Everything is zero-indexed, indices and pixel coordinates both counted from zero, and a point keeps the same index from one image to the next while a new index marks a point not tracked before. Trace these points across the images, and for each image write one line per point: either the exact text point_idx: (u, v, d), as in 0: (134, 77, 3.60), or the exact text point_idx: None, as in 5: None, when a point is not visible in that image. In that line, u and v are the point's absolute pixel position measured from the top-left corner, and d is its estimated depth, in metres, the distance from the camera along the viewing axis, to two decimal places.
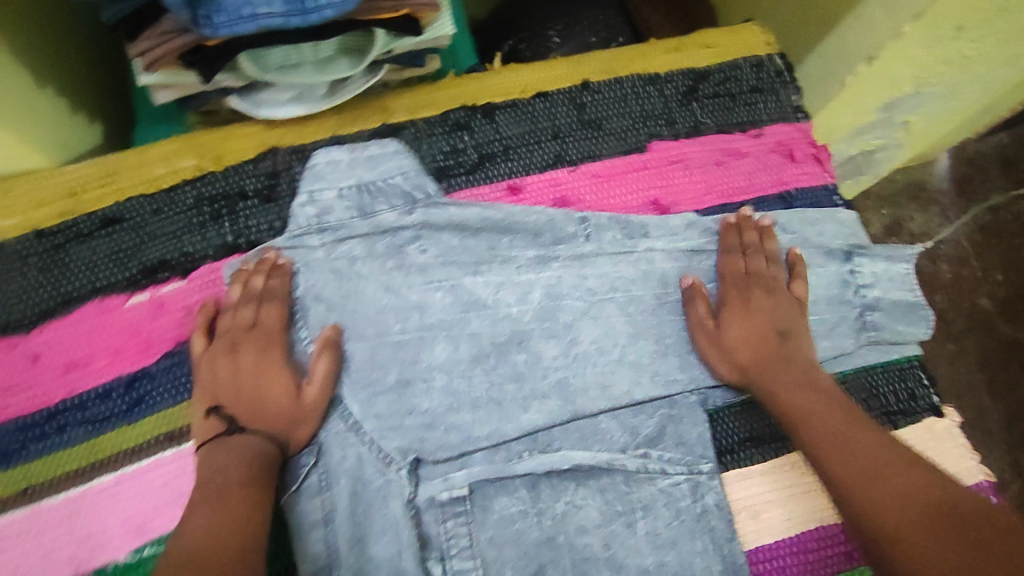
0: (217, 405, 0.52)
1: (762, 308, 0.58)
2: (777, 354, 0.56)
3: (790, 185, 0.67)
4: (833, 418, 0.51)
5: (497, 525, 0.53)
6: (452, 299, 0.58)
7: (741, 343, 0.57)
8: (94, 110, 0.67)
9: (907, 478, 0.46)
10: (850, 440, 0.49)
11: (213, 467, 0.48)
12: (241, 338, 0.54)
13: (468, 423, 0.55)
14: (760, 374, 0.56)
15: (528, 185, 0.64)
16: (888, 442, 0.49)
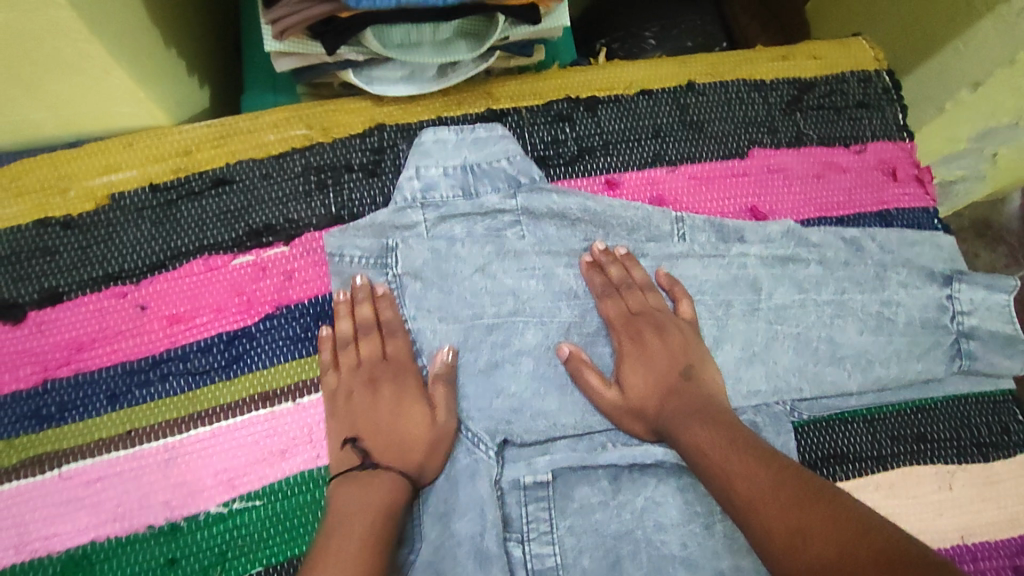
0: (352, 437, 0.53)
1: (658, 351, 0.56)
2: (682, 390, 0.54)
3: (890, 205, 0.65)
4: (722, 457, 0.47)
5: (577, 512, 0.53)
6: (545, 287, 0.58)
7: (631, 398, 0.55)
8: (207, 73, 0.69)
9: (828, 527, 0.39)
10: (744, 487, 0.45)
11: (345, 504, 0.48)
12: (376, 372, 0.55)
13: (554, 410, 0.56)
14: (670, 409, 0.53)
15: (625, 181, 0.63)
16: (770, 469, 0.45)
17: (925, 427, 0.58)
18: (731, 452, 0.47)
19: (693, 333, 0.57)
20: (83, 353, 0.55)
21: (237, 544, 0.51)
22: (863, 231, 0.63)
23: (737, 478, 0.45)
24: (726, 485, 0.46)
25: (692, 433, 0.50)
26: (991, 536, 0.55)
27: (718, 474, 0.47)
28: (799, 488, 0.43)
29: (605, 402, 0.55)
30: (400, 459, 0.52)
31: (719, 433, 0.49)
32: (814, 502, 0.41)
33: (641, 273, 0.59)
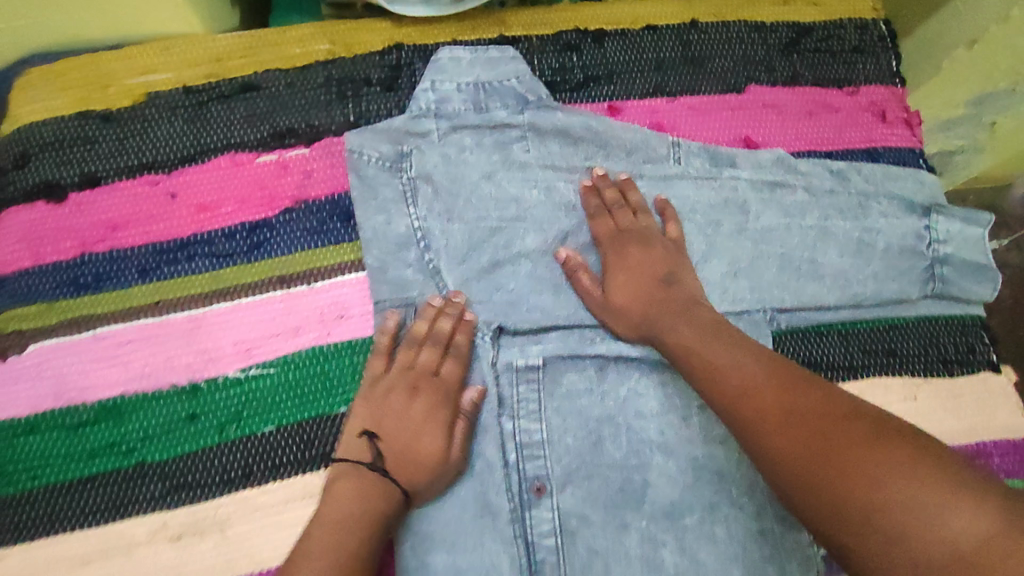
0: (373, 432, 0.55)
1: (642, 260, 0.59)
2: (664, 296, 0.57)
3: (877, 143, 0.69)
4: (716, 360, 0.50)
5: (564, 396, 0.59)
6: (546, 198, 0.63)
7: (617, 302, 0.59)
8: None
9: (824, 423, 0.42)
10: (735, 384, 0.48)
11: (343, 505, 0.51)
12: (421, 381, 0.57)
13: (549, 304, 0.61)
14: (652, 314, 0.57)
15: (627, 108, 0.67)
16: (755, 358, 0.49)
17: (895, 343, 0.63)
18: (724, 353, 0.50)
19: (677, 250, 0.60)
20: (118, 232, 0.59)
21: (251, 405, 0.56)
22: (850, 164, 0.66)
23: (730, 376, 0.48)
24: (717, 385, 0.49)
25: (676, 339, 0.54)
26: (950, 441, 0.60)
27: (710, 373, 0.50)
28: (793, 385, 0.45)
29: (594, 301, 0.60)
30: (407, 470, 0.53)
31: (704, 332, 0.53)
32: (807, 398, 0.44)
33: (636, 197, 0.62)
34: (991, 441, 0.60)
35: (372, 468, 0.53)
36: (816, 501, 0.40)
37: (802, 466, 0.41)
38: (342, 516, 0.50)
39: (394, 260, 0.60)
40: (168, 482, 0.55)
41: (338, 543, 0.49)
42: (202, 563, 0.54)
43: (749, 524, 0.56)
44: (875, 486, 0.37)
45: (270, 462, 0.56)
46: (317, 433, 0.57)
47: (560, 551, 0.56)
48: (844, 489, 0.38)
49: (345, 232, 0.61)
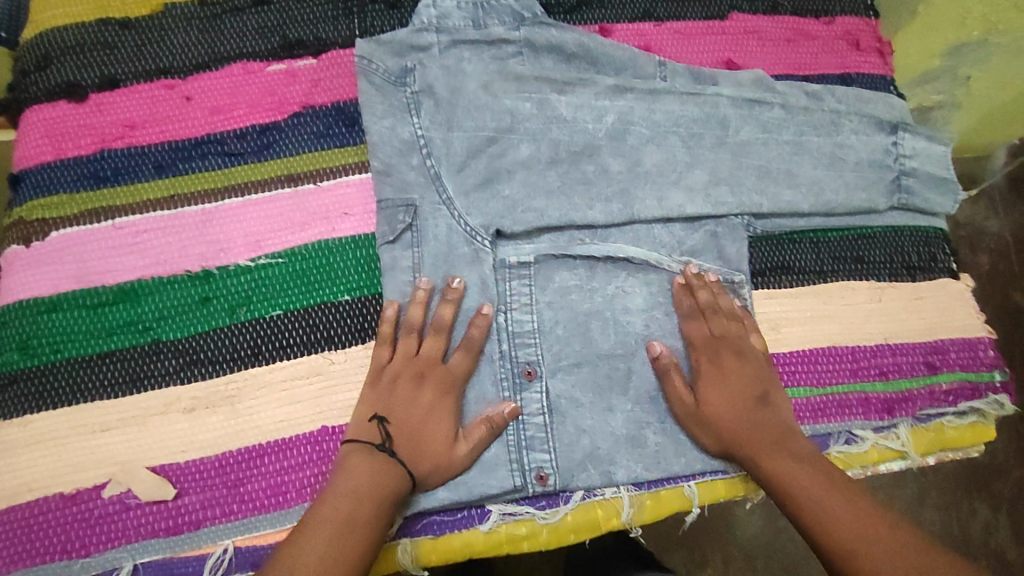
0: (385, 416, 0.56)
1: (736, 372, 0.60)
2: (759, 419, 0.58)
3: (850, 70, 0.74)
4: (792, 472, 0.55)
5: (556, 291, 0.62)
6: (539, 111, 0.66)
7: (700, 426, 0.59)
8: None
9: (887, 538, 0.49)
10: (805, 497, 0.53)
11: (357, 475, 0.53)
12: (427, 369, 0.58)
13: (543, 207, 0.64)
14: (744, 445, 0.57)
15: (617, 30, 0.72)
16: (856, 508, 0.51)
17: (863, 250, 0.67)
18: (794, 462, 0.55)
19: (765, 358, 0.61)
20: (135, 131, 0.63)
21: (260, 292, 0.60)
22: (824, 86, 0.71)
23: (799, 496, 0.54)
24: (824, 518, 0.52)
25: (765, 461, 0.56)
26: (911, 339, 0.65)
27: (803, 507, 0.53)
28: (850, 502, 0.52)
29: (680, 405, 0.59)
30: (419, 454, 0.55)
31: (810, 469, 0.55)
32: (872, 517, 0.51)
33: (725, 300, 0.62)
34: (945, 339, 0.65)
35: (383, 449, 0.54)
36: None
37: (864, 552, 0.49)
38: (357, 487, 0.52)
39: (398, 163, 0.63)
40: (182, 358, 0.58)
41: (350, 508, 0.51)
42: (212, 433, 0.57)
43: None
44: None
45: (278, 343, 0.59)
46: (322, 318, 0.60)
47: (548, 429, 0.59)
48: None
49: (349, 136, 0.66)
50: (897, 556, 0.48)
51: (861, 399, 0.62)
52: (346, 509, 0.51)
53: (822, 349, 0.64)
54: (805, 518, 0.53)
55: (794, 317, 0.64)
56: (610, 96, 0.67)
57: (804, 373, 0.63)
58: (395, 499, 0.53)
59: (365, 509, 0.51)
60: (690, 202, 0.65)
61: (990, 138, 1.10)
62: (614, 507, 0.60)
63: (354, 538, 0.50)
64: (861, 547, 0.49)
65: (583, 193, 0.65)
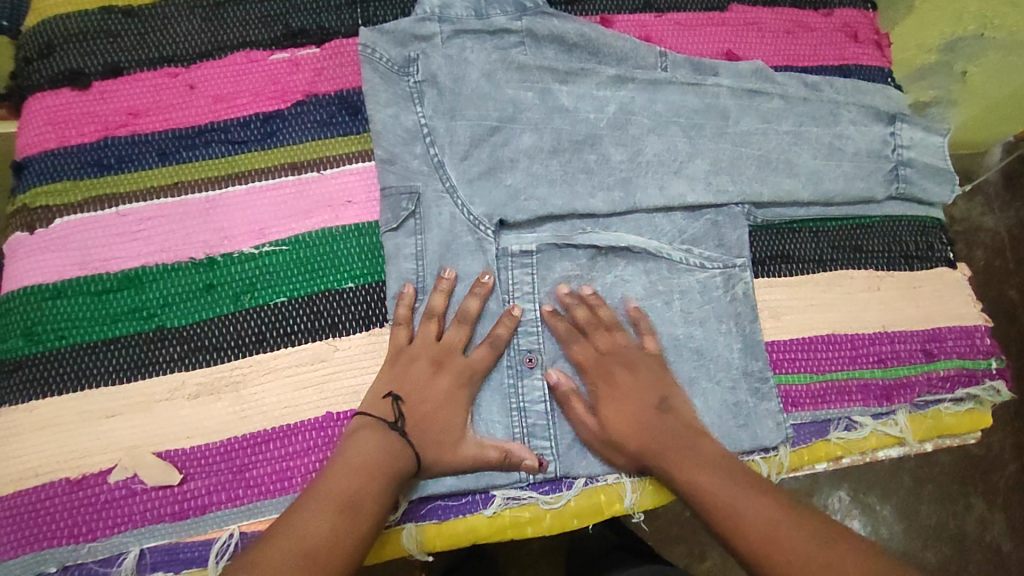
0: (398, 398, 0.57)
1: (628, 385, 0.59)
2: (653, 424, 0.57)
3: (849, 62, 0.75)
4: (694, 476, 0.54)
5: (557, 281, 0.63)
6: (541, 101, 0.67)
7: (615, 444, 0.58)
8: None
9: (792, 534, 0.49)
10: (715, 499, 0.52)
11: (369, 452, 0.53)
12: (444, 357, 0.59)
13: (545, 196, 0.64)
14: (653, 453, 0.56)
15: (618, 21, 0.72)
16: (756, 509, 0.51)
17: (861, 239, 0.68)
18: (697, 465, 0.54)
19: (658, 366, 0.60)
20: (138, 119, 0.63)
21: (263, 279, 0.60)
22: (822, 77, 0.72)
23: (713, 502, 0.52)
24: (740, 527, 0.51)
25: (677, 471, 0.55)
26: (908, 326, 0.65)
27: (715, 513, 0.52)
28: (766, 502, 0.51)
29: (580, 425, 0.59)
30: (429, 440, 0.56)
31: (720, 472, 0.54)
32: (777, 512, 0.50)
33: (605, 310, 0.62)
34: (944, 327, 0.65)
35: (396, 430, 0.55)
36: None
37: (774, 551, 0.49)
38: (369, 461, 0.53)
39: (401, 152, 0.64)
40: (187, 345, 0.59)
41: (361, 482, 0.52)
42: (218, 418, 0.57)
43: (725, 396, 0.61)
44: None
45: (283, 330, 0.59)
46: (326, 305, 0.60)
47: (550, 416, 0.60)
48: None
49: (353, 125, 0.66)
50: (802, 552, 0.48)
51: (860, 385, 0.62)
52: (357, 483, 0.51)
53: (822, 337, 0.64)
54: (721, 526, 0.52)
55: (794, 305, 0.65)
56: (611, 86, 0.68)
57: (804, 361, 0.63)
58: (402, 479, 0.54)
59: (375, 486, 0.52)
60: (691, 191, 0.66)
61: (987, 133, 1.11)
62: (617, 492, 0.60)
63: (363, 514, 0.51)
64: (772, 547, 0.49)
65: (585, 182, 0.65)
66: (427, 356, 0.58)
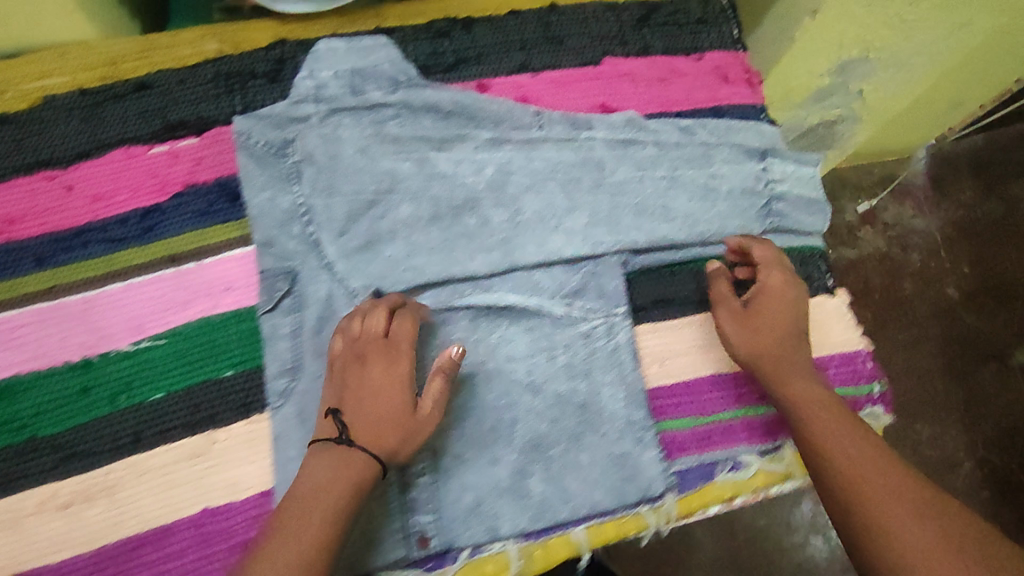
0: (338, 408, 0.56)
1: (772, 310, 0.62)
2: (782, 347, 0.61)
3: (722, 102, 0.76)
4: (810, 398, 0.58)
5: (439, 348, 0.64)
6: (418, 169, 0.68)
7: (747, 344, 0.62)
8: (138, 9, 0.77)
9: (889, 480, 0.50)
10: (817, 426, 0.55)
11: (320, 471, 0.53)
12: (369, 348, 0.58)
13: (423, 265, 0.65)
14: (771, 366, 0.60)
15: (494, 85, 0.74)
16: (857, 446, 0.53)
17: (741, 275, 0.70)
18: (807, 389, 0.58)
19: (801, 292, 0.63)
20: (14, 226, 0.64)
21: (141, 375, 0.61)
22: (695, 121, 0.74)
23: (806, 415, 0.56)
24: (839, 459, 0.52)
25: (795, 387, 0.59)
26: None
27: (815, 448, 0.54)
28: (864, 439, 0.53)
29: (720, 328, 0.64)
30: (377, 437, 0.55)
31: (819, 397, 0.58)
32: (884, 463, 0.51)
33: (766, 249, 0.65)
34: (825, 357, 0.67)
35: (342, 440, 0.54)
36: (869, 509, 0.49)
37: (865, 492, 0.50)
38: (324, 482, 0.52)
39: (278, 235, 0.65)
40: (64, 451, 0.58)
41: (310, 506, 0.51)
42: (93, 526, 0.57)
43: (612, 448, 0.62)
44: (898, 534, 0.47)
45: (163, 425, 0.60)
46: (204, 396, 0.61)
47: (434, 484, 0.60)
48: (883, 538, 0.47)
49: (232, 210, 0.67)
50: (899, 502, 0.48)
51: (744, 424, 0.65)
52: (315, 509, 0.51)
53: (707, 377, 0.66)
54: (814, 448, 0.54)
55: (677, 348, 0.67)
56: (488, 148, 0.70)
57: (689, 405, 0.65)
58: (362, 486, 0.53)
59: (327, 505, 0.51)
60: (570, 245, 0.67)
61: (900, 138, 1.14)
62: (505, 559, 0.60)
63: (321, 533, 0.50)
64: (865, 483, 0.50)
65: (465, 246, 0.67)
66: (354, 351, 0.58)
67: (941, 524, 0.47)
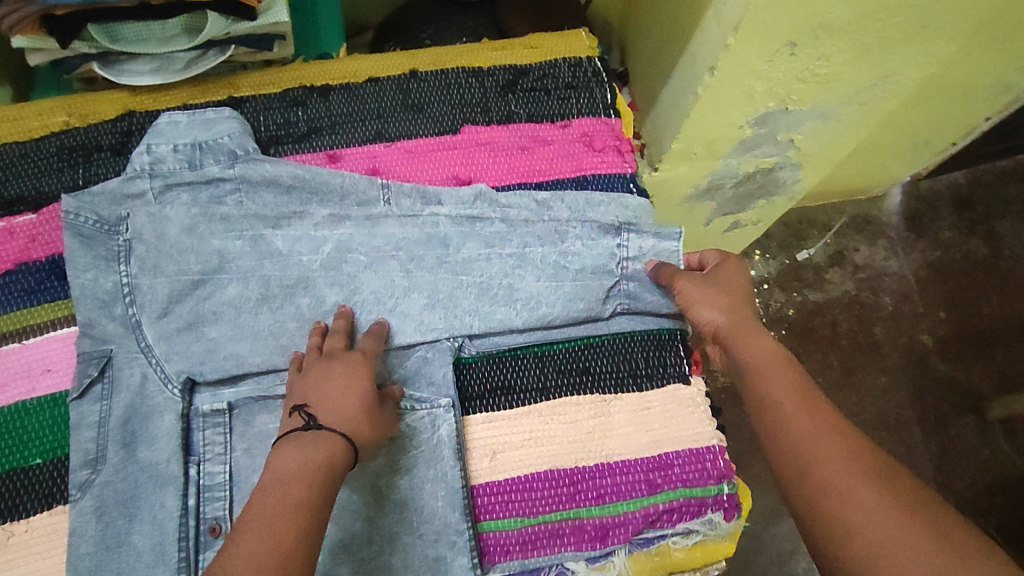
0: (301, 404, 0.55)
1: (731, 283, 0.62)
2: (745, 316, 0.60)
3: (587, 172, 0.74)
4: (760, 361, 0.56)
5: (254, 437, 0.61)
6: (251, 248, 0.65)
7: (720, 305, 0.60)
8: (6, 75, 0.77)
9: (830, 450, 0.49)
10: (767, 396, 0.54)
11: (298, 455, 0.50)
12: (337, 355, 0.59)
13: (244, 352, 0.63)
14: (731, 335, 0.59)
15: (346, 155, 0.72)
16: (804, 414, 0.52)
17: (589, 361, 0.66)
18: (762, 350, 0.57)
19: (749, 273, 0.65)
20: None
21: None
22: (553, 193, 0.71)
23: (757, 383, 0.56)
24: (782, 432, 0.52)
25: (752, 346, 0.57)
26: (634, 455, 0.64)
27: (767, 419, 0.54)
28: (808, 409, 0.53)
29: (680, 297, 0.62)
30: (349, 428, 0.54)
31: (778, 358, 0.56)
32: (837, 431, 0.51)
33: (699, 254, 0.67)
34: (671, 453, 0.64)
35: (309, 427, 0.52)
36: (822, 478, 0.48)
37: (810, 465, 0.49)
38: (300, 466, 0.50)
39: (99, 315, 0.62)
40: None
41: (279, 495, 0.48)
42: None
43: (426, 552, 0.58)
44: (853, 507, 0.46)
45: None
46: (10, 485, 0.59)
47: None
48: (828, 502, 0.47)
49: (60, 289, 0.65)
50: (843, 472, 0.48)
51: (574, 526, 0.61)
52: (292, 494, 0.48)
53: (539, 473, 0.62)
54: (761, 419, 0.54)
55: (510, 443, 0.63)
56: (327, 225, 0.67)
57: (518, 504, 0.61)
58: (330, 471, 0.50)
59: (296, 494, 0.48)
60: (402, 330, 0.64)
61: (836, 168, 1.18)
62: None
63: (295, 520, 0.47)
64: (810, 460, 0.50)
65: (293, 331, 0.64)
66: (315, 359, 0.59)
67: (892, 490, 0.46)
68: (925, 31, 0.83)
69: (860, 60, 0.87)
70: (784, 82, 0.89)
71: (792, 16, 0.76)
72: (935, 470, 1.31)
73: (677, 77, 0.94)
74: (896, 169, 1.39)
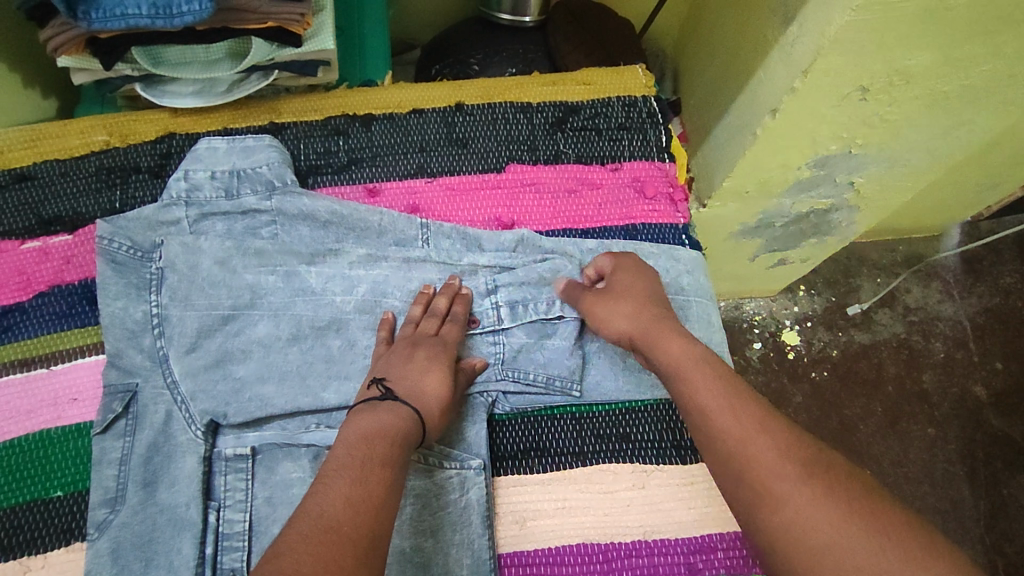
0: (380, 377, 0.57)
1: (631, 287, 0.61)
2: (656, 314, 0.59)
3: (636, 220, 0.71)
4: (681, 358, 0.54)
5: (276, 486, 0.58)
6: (284, 284, 0.63)
7: (620, 317, 0.59)
8: (51, 87, 0.76)
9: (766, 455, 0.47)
10: (693, 388, 0.52)
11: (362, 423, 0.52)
12: (422, 339, 0.59)
13: (271, 393, 0.60)
14: (644, 338, 0.58)
15: (386, 189, 0.70)
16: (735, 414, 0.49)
17: (629, 427, 0.63)
18: (680, 345, 0.55)
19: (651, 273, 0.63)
20: None
21: None
22: (600, 243, 0.68)
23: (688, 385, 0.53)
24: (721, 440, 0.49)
25: (667, 349, 0.56)
26: (674, 534, 0.60)
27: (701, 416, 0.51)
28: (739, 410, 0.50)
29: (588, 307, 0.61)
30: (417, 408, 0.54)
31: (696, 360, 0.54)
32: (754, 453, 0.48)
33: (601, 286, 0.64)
34: (715, 535, 0.60)
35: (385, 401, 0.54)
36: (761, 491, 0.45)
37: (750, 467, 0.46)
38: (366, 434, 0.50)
39: (126, 347, 0.60)
40: None
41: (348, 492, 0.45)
42: None
43: None
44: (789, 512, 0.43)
45: None
46: (28, 518, 0.57)
47: None
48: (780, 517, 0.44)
49: (91, 315, 0.64)
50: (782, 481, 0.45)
51: None
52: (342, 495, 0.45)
53: (570, 546, 0.59)
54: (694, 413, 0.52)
55: (543, 509, 0.59)
56: (363, 265, 0.65)
57: None
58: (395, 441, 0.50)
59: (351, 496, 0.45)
60: None
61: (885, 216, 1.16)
62: None
63: (364, 506, 0.45)
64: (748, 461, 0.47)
65: (321, 372, 0.62)
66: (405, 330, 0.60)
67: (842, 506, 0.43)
68: (1012, 80, 0.74)
69: (932, 108, 0.77)
70: (851, 125, 0.79)
71: (866, 63, 0.68)
72: (984, 531, 1.13)
73: (730, 114, 0.87)
74: (960, 211, 1.29)
